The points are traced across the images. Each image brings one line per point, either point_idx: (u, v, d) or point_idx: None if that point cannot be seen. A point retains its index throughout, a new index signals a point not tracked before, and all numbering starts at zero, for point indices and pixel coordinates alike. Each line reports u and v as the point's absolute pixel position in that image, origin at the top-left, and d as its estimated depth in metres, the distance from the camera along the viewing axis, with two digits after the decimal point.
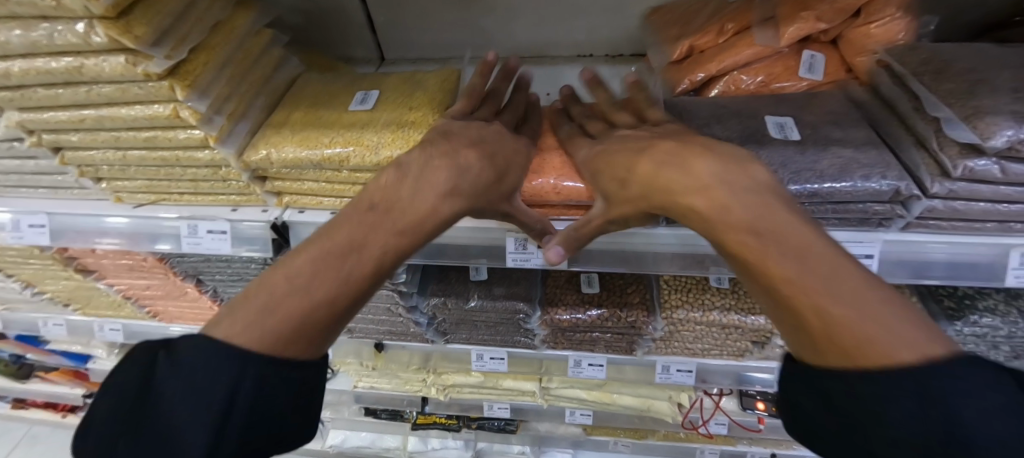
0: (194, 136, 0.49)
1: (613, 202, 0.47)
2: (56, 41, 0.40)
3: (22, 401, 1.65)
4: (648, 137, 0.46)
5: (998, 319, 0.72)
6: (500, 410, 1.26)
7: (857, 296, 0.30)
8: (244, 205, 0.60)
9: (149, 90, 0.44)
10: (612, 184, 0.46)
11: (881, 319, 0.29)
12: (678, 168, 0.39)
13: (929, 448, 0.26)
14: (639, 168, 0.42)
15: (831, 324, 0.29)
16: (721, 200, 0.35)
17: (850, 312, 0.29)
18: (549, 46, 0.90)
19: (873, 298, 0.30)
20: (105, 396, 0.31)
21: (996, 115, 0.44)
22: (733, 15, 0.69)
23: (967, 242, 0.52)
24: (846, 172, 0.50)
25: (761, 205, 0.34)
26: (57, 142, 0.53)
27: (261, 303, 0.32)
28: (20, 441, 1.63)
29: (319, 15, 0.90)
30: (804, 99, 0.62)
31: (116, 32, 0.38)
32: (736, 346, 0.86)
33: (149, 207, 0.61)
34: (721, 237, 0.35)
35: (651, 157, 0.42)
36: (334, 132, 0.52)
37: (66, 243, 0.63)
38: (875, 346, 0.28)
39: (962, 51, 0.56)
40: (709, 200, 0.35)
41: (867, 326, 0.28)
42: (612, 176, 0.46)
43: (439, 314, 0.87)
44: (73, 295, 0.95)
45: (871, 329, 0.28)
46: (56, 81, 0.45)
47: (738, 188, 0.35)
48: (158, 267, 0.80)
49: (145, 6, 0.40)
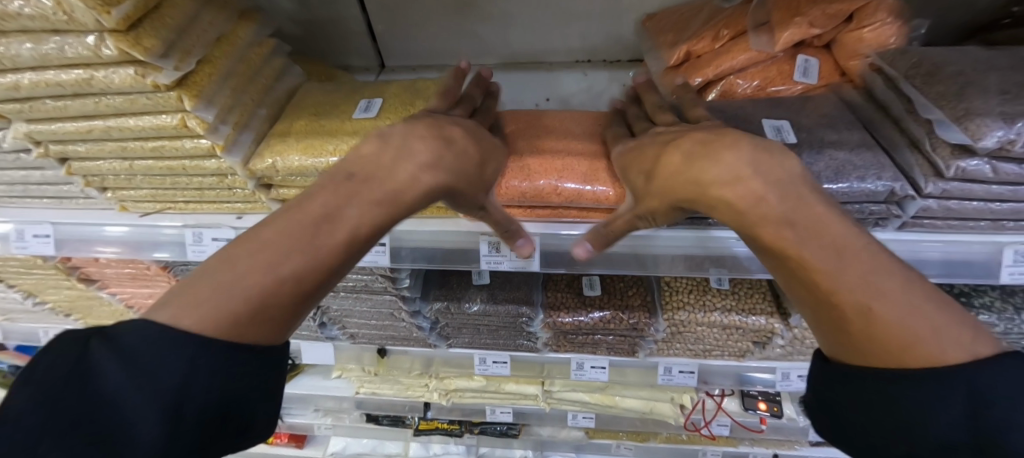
0: (201, 145, 0.49)
1: (643, 196, 0.47)
2: (67, 54, 0.41)
3: None
4: (677, 133, 0.47)
5: (994, 316, 0.73)
6: (502, 414, 1.26)
7: (892, 298, 0.33)
8: (249, 213, 0.61)
9: (156, 100, 0.45)
10: (639, 179, 0.47)
11: (915, 320, 0.33)
12: (708, 160, 0.40)
13: (960, 447, 0.30)
14: (667, 160, 0.43)
15: (877, 321, 0.33)
16: (755, 191, 0.37)
17: (899, 310, 0.32)
18: (547, 52, 0.91)
19: (906, 300, 0.33)
20: (21, 390, 0.28)
21: (986, 117, 0.46)
22: (728, 21, 0.70)
23: (962, 240, 0.53)
24: (842, 173, 0.52)
25: (800, 204, 0.36)
26: (64, 153, 0.53)
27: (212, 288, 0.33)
28: None
29: (320, 24, 0.91)
30: (800, 102, 0.63)
31: (126, 44, 0.39)
32: (737, 347, 0.87)
33: (154, 215, 0.62)
34: (767, 230, 0.37)
35: (678, 149, 0.43)
36: (339, 140, 0.53)
37: (71, 252, 0.64)
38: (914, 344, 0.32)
39: (952, 54, 0.57)
40: (744, 191, 0.37)
41: (906, 333, 0.32)
42: (639, 168, 0.47)
43: (442, 319, 0.87)
44: (75, 305, 0.95)
45: (910, 334, 0.32)
46: (65, 93, 0.45)
47: (770, 180, 0.37)
48: (161, 276, 0.80)
49: (153, 19, 0.41)
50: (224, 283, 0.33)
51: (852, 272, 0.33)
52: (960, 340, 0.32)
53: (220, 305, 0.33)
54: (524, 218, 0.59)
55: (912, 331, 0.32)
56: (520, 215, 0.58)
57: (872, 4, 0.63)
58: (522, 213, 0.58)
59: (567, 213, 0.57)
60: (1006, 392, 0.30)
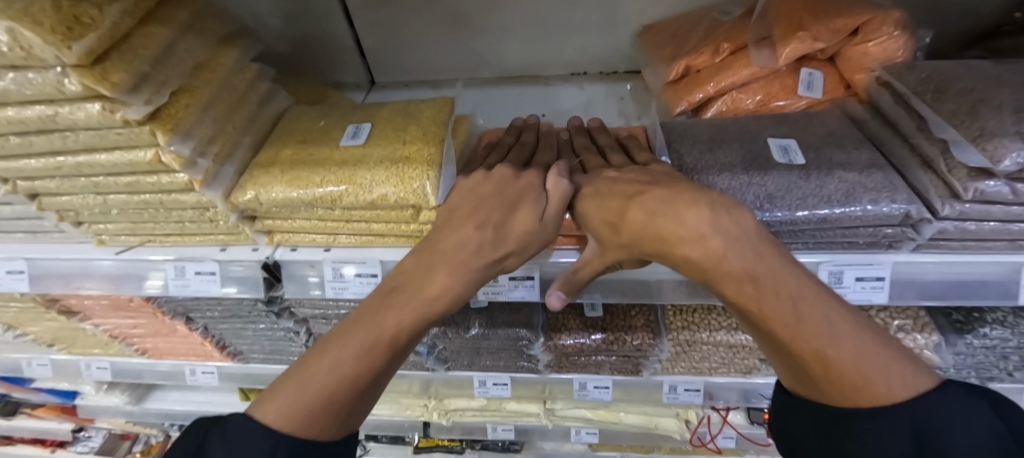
0: (178, 180, 0.47)
1: (607, 246, 0.45)
2: (27, 91, 0.38)
3: (8, 437, 1.60)
4: (640, 180, 0.44)
5: (1008, 331, 0.70)
6: (503, 432, 1.23)
7: (853, 343, 0.32)
8: (233, 244, 0.58)
9: (128, 136, 0.42)
10: (604, 229, 0.44)
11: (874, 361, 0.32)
12: (674, 216, 0.37)
13: None
14: (630, 213, 0.41)
15: (833, 364, 0.32)
16: (719, 251, 0.35)
17: (854, 350, 0.32)
18: (542, 66, 0.89)
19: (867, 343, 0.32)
20: None
21: (1005, 137, 0.43)
22: (729, 34, 0.68)
23: (980, 261, 0.51)
24: (855, 196, 0.49)
25: (759, 253, 0.34)
26: (34, 189, 0.50)
27: (298, 393, 0.36)
28: None
29: (308, 40, 0.89)
30: (805, 118, 0.61)
31: (91, 79, 0.36)
32: (743, 364, 0.84)
33: (133, 249, 0.59)
34: (725, 285, 0.35)
35: (642, 203, 0.41)
36: (325, 170, 0.50)
37: (46, 289, 0.60)
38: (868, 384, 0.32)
39: (962, 67, 0.55)
40: (709, 251, 0.35)
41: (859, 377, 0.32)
42: (601, 218, 0.44)
43: (439, 342, 0.85)
44: (57, 335, 0.92)
45: (864, 377, 0.32)
46: (29, 130, 0.42)
47: (735, 236, 0.35)
48: (145, 307, 0.77)
49: (125, 49, 0.39)
50: (311, 383, 0.36)
51: (806, 322, 0.32)
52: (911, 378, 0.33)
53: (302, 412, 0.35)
54: None
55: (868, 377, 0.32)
56: None
57: (878, 16, 0.61)
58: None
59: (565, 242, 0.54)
60: (954, 425, 0.31)
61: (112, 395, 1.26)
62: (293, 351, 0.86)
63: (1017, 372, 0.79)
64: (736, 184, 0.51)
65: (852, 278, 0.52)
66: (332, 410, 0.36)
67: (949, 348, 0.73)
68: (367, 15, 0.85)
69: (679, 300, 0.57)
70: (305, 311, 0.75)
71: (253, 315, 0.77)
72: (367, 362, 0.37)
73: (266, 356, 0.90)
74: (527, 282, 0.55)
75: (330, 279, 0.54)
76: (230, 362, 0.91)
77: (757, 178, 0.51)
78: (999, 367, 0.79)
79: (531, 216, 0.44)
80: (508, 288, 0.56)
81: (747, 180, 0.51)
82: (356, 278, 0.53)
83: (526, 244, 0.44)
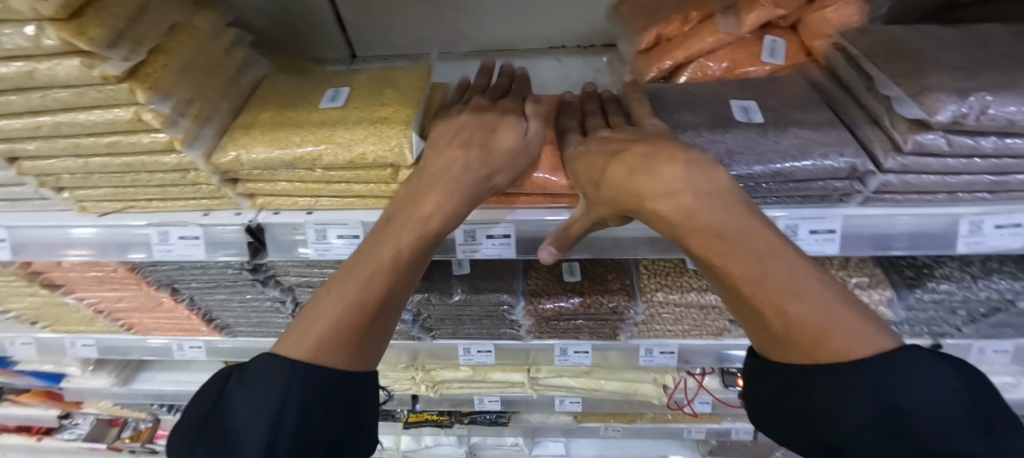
0: (158, 140, 0.48)
1: (594, 202, 0.48)
2: (5, 45, 0.38)
3: None
4: (627, 139, 0.46)
5: (955, 284, 0.76)
6: (490, 403, 1.27)
7: (806, 299, 0.34)
8: (215, 209, 0.59)
9: (108, 93, 0.43)
10: (591, 186, 0.47)
11: (826, 317, 0.34)
12: (649, 172, 0.40)
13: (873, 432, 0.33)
14: (613, 171, 0.43)
15: (793, 322, 0.35)
16: (687, 205, 0.37)
17: (814, 311, 0.34)
18: (521, 40, 0.90)
19: (821, 300, 0.34)
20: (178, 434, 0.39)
21: (941, 91, 0.47)
22: (697, 4, 0.70)
23: (922, 213, 0.55)
24: (807, 151, 0.53)
25: (726, 212, 0.36)
26: (13, 153, 0.51)
27: (299, 337, 0.41)
28: None
29: (286, 15, 0.88)
30: (767, 83, 0.64)
31: (69, 33, 0.37)
32: (714, 326, 0.89)
33: (115, 215, 0.59)
34: (692, 240, 0.38)
35: (621, 162, 0.43)
36: (305, 130, 0.52)
37: (29, 257, 0.61)
38: (824, 339, 0.34)
39: (911, 32, 0.58)
40: (677, 206, 0.37)
41: (809, 330, 0.34)
42: (587, 175, 0.47)
43: (423, 310, 0.87)
44: (41, 312, 0.92)
45: (817, 331, 0.34)
46: (7, 88, 0.43)
47: (704, 192, 0.37)
48: (130, 278, 0.78)
49: (98, 6, 0.39)
50: (307, 339, 0.40)
51: (763, 282, 0.35)
52: (868, 334, 0.34)
53: (317, 339, 0.40)
54: (494, 206, 0.58)
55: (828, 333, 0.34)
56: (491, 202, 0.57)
57: None
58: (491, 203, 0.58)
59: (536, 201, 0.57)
60: (908, 382, 0.32)
61: (99, 377, 1.26)
62: (280, 322, 0.87)
63: (965, 327, 0.85)
64: (698, 141, 0.54)
65: (806, 231, 0.56)
66: (326, 356, 0.40)
67: (901, 303, 0.78)
68: None
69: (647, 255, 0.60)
70: (290, 280, 0.77)
71: (239, 284, 0.78)
72: (373, 292, 0.42)
73: (253, 328, 0.91)
74: (492, 240, 0.58)
75: (315, 242, 0.57)
76: (218, 336, 0.92)
77: (718, 137, 0.54)
78: (948, 323, 0.85)
79: (511, 141, 0.49)
80: (476, 246, 0.59)
81: (709, 138, 0.54)
82: (340, 240, 0.56)
83: (511, 162, 0.49)
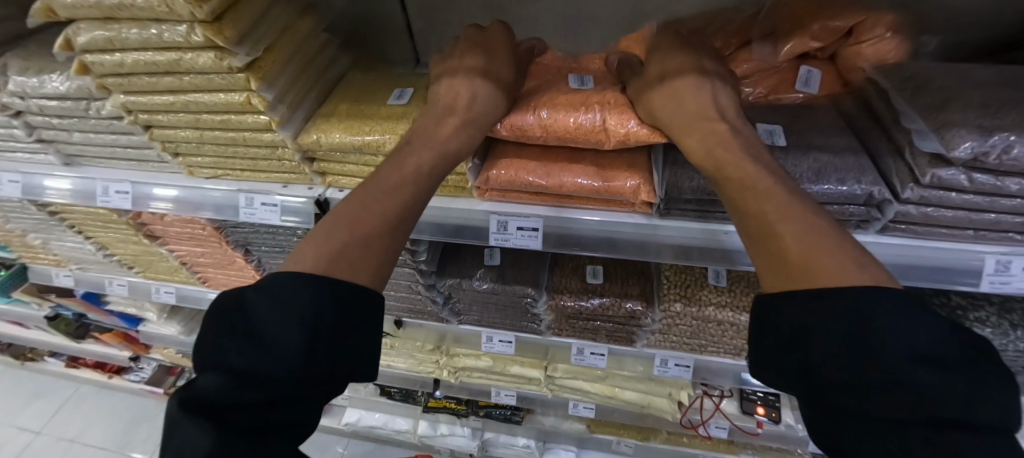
0: (261, 120, 0.59)
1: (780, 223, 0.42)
2: (165, 39, 0.51)
3: (75, 361, 2.17)
4: None
5: (987, 329, 0.76)
6: (507, 397, 1.31)
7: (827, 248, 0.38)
8: (293, 183, 0.70)
9: (229, 80, 0.54)
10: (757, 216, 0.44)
11: (834, 253, 0.38)
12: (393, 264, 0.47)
13: (848, 341, 0.33)
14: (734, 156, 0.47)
15: (794, 257, 0.39)
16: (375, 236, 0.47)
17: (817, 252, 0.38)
18: (571, 54, 0.96)
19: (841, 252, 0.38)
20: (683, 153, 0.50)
21: (963, 128, 0.51)
22: (737, 31, 0.76)
23: (938, 247, 0.58)
24: (826, 175, 0.57)
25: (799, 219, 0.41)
26: (149, 121, 0.64)
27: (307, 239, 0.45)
28: (121, 384, 2.09)
29: (365, 18, 0.98)
30: (802, 111, 0.69)
31: (211, 32, 0.49)
32: (732, 345, 0.91)
33: (215, 180, 0.72)
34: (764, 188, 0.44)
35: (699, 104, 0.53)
36: (374, 122, 0.61)
37: (142, 207, 0.75)
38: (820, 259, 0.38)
39: (947, 70, 0.62)
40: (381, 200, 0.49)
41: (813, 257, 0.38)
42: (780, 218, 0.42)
43: (455, 295, 0.94)
44: (136, 260, 1.08)
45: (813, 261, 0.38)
46: (159, 71, 0.55)
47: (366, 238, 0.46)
48: (213, 237, 0.89)
49: (269, 56, 0.56)
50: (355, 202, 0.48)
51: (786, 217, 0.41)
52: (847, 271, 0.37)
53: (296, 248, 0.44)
54: (533, 202, 0.65)
55: (825, 261, 0.37)
56: (628, 208, 0.63)
57: (872, 19, 0.67)
58: (507, 198, 0.65)
59: (552, 200, 0.64)
60: (894, 322, 0.32)
61: (170, 324, 1.41)
62: None
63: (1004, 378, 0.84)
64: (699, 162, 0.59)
65: None
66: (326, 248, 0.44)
67: None
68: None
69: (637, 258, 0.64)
70: None
71: None
72: (396, 184, 0.50)
73: None
74: (520, 231, 0.64)
75: None
76: None
77: None
78: None
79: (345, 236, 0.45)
80: (504, 236, 0.65)
81: None
82: None
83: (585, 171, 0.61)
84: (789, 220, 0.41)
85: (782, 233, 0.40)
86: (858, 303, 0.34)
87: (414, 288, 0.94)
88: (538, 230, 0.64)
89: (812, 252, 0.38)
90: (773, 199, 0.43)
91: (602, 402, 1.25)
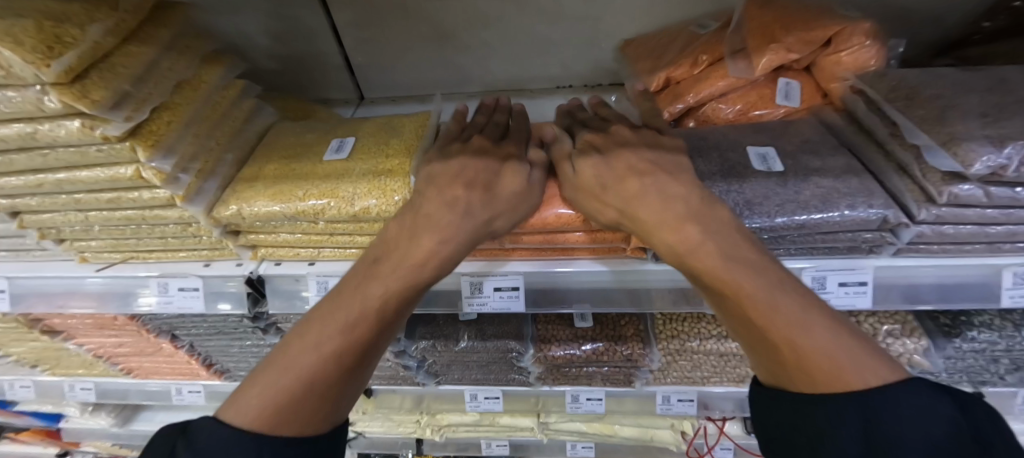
0: (159, 196, 0.47)
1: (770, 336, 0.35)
2: (6, 109, 0.38)
3: None
4: None
5: (995, 333, 0.72)
6: (498, 448, 1.19)
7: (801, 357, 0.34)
8: (217, 259, 0.57)
9: (108, 152, 0.42)
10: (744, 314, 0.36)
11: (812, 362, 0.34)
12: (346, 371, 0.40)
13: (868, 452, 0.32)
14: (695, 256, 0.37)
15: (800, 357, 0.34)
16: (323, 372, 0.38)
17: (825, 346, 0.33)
18: (529, 79, 0.88)
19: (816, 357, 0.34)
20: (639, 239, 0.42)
21: (974, 141, 0.46)
22: (706, 47, 0.70)
23: (956, 265, 0.53)
24: (833, 201, 0.51)
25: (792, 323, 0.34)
26: (15, 207, 0.51)
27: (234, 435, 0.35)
28: None
29: (296, 57, 0.87)
30: (784, 127, 0.63)
31: (70, 97, 0.37)
32: (736, 373, 0.83)
33: (116, 265, 0.58)
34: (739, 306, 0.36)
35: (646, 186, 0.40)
36: (309, 184, 0.50)
37: (24, 307, 0.60)
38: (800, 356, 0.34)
39: (932, 76, 0.58)
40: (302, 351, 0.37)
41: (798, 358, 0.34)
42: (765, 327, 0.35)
43: (429, 356, 0.82)
44: (41, 356, 0.90)
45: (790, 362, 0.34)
46: (10, 147, 0.43)
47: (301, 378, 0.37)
48: (129, 326, 0.75)
49: (162, 118, 0.44)
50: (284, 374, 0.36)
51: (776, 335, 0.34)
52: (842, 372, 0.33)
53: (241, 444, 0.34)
54: (509, 259, 0.56)
55: (838, 359, 0.33)
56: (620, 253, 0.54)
57: (849, 28, 0.64)
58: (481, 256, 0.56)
59: (531, 253, 0.56)
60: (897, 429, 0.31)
61: (97, 417, 1.20)
62: None
63: (1009, 376, 0.80)
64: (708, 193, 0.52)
65: (835, 283, 0.54)
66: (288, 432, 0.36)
67: (938, 353, 0.74)
68: (356, 32, 0.83)
69: (634, 309, 0.56)
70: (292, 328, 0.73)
71: (240, 331, 0.75)
72: (352, 337, 0.37)
73: None
74: (497, 293, 0.55)
75: (315, 294, 0.53)
76: (217, 380, 0.88)
77: (736, 185, 0.52)
78: (991, 372, 0.80)
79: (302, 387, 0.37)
80: (480, 298, 0.55)
81: (728, 187, 0.52)
82: None
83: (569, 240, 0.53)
84: (789, 334, 0.33)
85: (774, 340, 0.34)
86: (866, 405, 0.31)
87: (383, 353, 0.82)
88: (518, 290, 0.54)
89: (810, 356, 0.33)
90: (772, 324, 0.34)
91: (603, 440, 1.14)
